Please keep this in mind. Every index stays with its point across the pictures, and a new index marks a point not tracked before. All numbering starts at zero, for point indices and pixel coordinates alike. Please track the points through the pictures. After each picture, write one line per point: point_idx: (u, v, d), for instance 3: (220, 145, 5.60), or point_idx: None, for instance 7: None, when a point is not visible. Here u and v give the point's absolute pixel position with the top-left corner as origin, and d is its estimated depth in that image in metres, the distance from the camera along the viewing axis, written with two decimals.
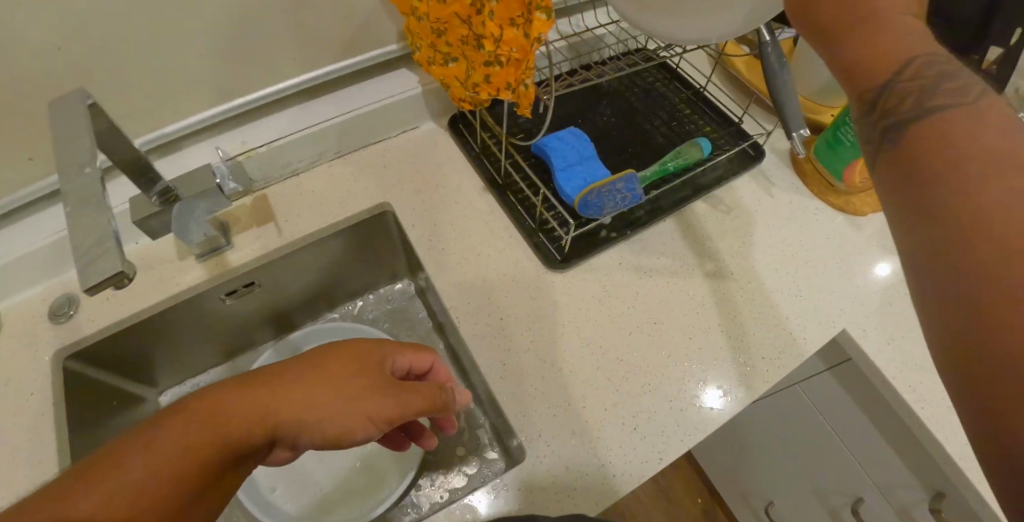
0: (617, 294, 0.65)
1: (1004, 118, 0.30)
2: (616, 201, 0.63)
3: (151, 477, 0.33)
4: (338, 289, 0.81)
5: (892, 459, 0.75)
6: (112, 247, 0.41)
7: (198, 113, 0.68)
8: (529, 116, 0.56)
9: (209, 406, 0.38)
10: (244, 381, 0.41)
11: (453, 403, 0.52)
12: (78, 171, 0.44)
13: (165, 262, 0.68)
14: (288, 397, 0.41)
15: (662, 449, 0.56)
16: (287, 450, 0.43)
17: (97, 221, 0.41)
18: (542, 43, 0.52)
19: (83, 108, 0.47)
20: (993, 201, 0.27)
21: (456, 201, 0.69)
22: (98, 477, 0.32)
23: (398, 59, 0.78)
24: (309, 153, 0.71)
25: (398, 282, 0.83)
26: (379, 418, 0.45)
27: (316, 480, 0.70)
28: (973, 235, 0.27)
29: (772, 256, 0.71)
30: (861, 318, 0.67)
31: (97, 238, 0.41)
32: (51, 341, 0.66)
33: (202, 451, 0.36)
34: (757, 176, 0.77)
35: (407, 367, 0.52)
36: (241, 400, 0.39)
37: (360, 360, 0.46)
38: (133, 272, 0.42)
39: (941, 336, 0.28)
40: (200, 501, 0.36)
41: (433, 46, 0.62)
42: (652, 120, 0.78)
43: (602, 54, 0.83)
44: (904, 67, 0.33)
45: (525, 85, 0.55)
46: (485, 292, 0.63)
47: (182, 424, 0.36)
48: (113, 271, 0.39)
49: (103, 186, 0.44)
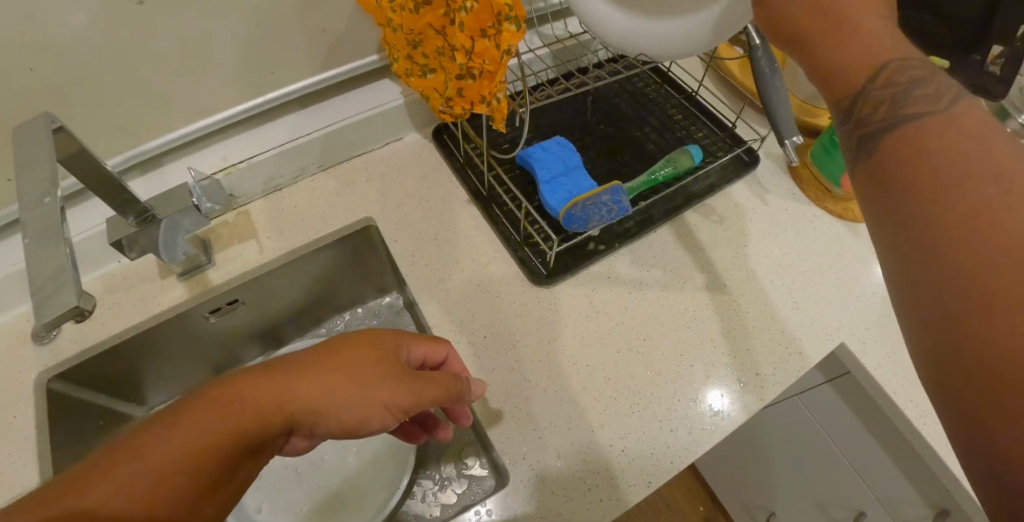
0: (605, 310, 0.62)
1: (981, 128, 0.29)
2: (601, 214, 0.61)
3: (152, 485, 0.32)
4: (325, 304, 0.80)
5: (896, 475, 0.72)
6: (69, 279, 0.42)
7: (177, 130, 0.67)
8: (504, 131, 0.56)
9: (218, 398, 0.37)
10: (253, 372, 0.39)
11: (469, 395, 0.48)
12: (38, 201, 0.44)
13: (147, 281, 0.67)
14: (300, 387, 0.40)
15: (652, 472, 0.54)
16: (303, 438, 0.42)
17: (55, 252, 0.42)
18: (514, 55, 0.51)
19: (48, 133, 0.46)
20: (964, 200, 0.26)
21: (439, 215, 0.67)
22: (103, 476, 0.31)
23: (381, 69, 0.76)
24: (290, 168, 0.70)
25: (386, 295, 0.81)
26: (394, 409, 0.43)
27: (302, 500, 0.69)
28: (962, 238, 0.25)
29: (768, 266, 0.68)
30: (861, 330, 0.64)
31: (54, 270, 0.41)
32: (34, 363, 0.66)
33: (211, 446, 0.34)
34: (752, 182, 0.74)
35: (424, 358, 0.50)
36: (250, 389, 0.38)
37: (375, 350, 0.44)
38: (90, 305, 0.43)
39: (924, 352, 0.27)
40: (212, 495, 0.34)
41: (410, 57, 0.59)
42: (642, 126, 0.76)
43: (591, 59, 0.81)
44: (877, 73, 0.32)
45: (498, 99, 0.55)
46: (467, 309, 0.61)
47: (192, 419, 0.35)
48: (70, 305, 0.41)
49: (64, 215, 0.44)
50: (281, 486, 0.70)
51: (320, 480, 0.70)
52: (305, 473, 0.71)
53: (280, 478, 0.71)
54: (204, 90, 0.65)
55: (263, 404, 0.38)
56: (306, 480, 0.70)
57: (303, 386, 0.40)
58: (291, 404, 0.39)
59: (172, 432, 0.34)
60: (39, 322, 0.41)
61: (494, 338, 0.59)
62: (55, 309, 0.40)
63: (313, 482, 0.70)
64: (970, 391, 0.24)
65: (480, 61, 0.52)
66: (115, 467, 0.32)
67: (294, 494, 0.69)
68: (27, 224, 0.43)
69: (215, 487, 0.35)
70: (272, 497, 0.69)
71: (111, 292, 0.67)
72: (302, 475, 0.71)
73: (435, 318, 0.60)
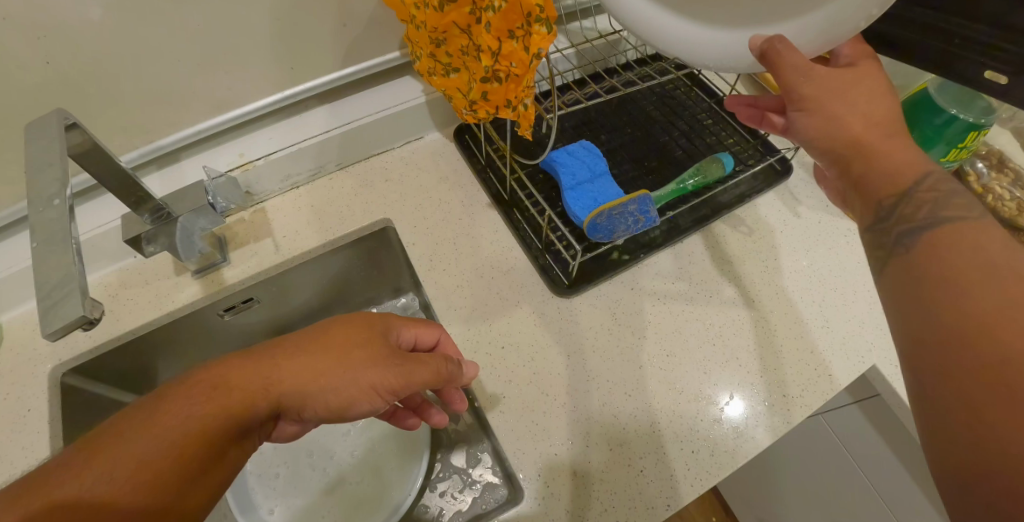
0: (628, 322, 0.60)
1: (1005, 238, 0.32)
2: (628, 224, 0.58)
3: (148, 463, 0.34)
4: (341, 303, 0.78)
5: (923, 503, 0.69)
6: (74, 290, 0.40)
7: (194, 124, 0.65)
8: (530, 137, 0.54)
9: (213, 378, 0.39)
10: (251, 353, 0.41)
11: (462, 376, 0.47)
12: (47, 203, 0.42)
13: (163, 277, 0.67)
14: (287, 369, 0.41)
15: (671, 495, 0.51)
16: (294, 420, 0.43)
17: (64, 260, 0.41)
18: (543, 58, 0.49)
19: (59, 132, 0.45)
20: (992, 305, 0.28)
21: (459, 218, 0.65)
22: (109, 450, 0.34)
23: (403, 66, 0.74)
24: (308, 166, 0.68)
25: (402, 296, 0.80)
26: (382, 389, 0.42)
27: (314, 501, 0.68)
28: (981, 339, 0.28)
29: (799, 281, 0.65)
30: (895, 353, 0.61)
31: (63, 278, 0.40)
32: (50, 356, 0.65)
33: (206, 427, 0.37)
34: (783, 193, 0.72)
35: (416, 340, 0.49)
36: (245, 371, 0.40)
37: (360, 330, 0.44)
38: (96, 314, 0.41)
39: (927, 431, 0.30)
40: (207, 471, 0.36)
41: (432, 55, 0.57)
42: (671, 131, 0.73)
43: (619, 59, 0.78)
44: (918, 183, 0.37)
45: (525, 104, 0.53)
46: (486, 319, 0.59)
47: (185, 398, 0.37)
48: (76, 315, 0.39)
49: (72, 218, 0.43)
50: (288, 483, 0.70)
51: (329, 479, 0.70)
52: (316, 474, 0.70)
53: (287, 476, 0.70)
54: (222, 85, 0.63)
55: (245, 388, 0.39)
56: (316, 480, 0.70)
57: (286, 369, 0.41)
58: (273, 387, 0.40)
59: (158, 415, 0.36)
60: (43, 333, 0.39)
61: (514, 349, 0.58)
62: (60, 319, 0.39)
63: (323, 483, 0.70)
64: (983, 479, 0.26)
65: (506, 64, 0.49)
66: (107, 451, 0.34)
67: (302, 494, 0.69)
68: (35, 226, 0.42)
69: (200, 470, 0.36)
70: (277, 494, 0.69)
71: (126, 289, 0.67)
72: (313, 476, 0.70)
73: (454, 326, 0.58)
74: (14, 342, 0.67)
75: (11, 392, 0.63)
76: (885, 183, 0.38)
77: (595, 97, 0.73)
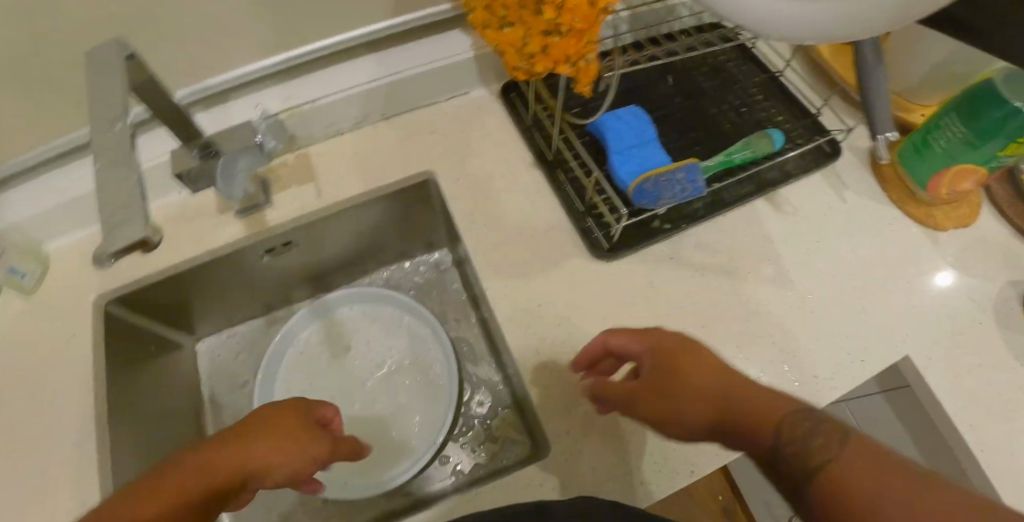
0: (665, 292, 0.60)
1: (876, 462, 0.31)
2: (674, 192, 0.58)
3: None
4: (374, 255, 0.79)
5: None
6: (138, 208, 0.40)
7: (241, 64, 0.65)
8: (589, 91, 0.55)
9: (187, 472, 0.36)
10: (211, 446, 0.39)
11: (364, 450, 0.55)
12: (110, 125, 0.43)
13: (206, 215, 0.68)
14: (249, 453, 0.40)
15: (696, 462, 0.52)
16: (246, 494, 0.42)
17: (124, 182, 0.41)
18: (607, 12, 0.50)
19: (119, 61, 0.45)
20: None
21: (502, 177, 0.65)
22: None
23: (453, 19, 0.73)
24: (353, 113, 0.68)
25: (433, 252, 0.80)
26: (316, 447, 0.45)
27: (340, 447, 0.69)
28: None
29: (839, 265, 0.65)
30: (930, 345, 0.60)
31: (124, 200, 0.40)
32: (95, 284, 0.67)
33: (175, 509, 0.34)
34: (829, 175, 0.70)
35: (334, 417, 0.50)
36: (218, 460, 0.38)
37: (288, 417, 0.44)
38: (156, 238, 0.40)
39: None
40: None
41: (487, 7, 0.53)
42: (720, 104, 0.72)
43: (672, 26, 0.76)
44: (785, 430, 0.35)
45: (585, 60, 0.54)
46: (524, 277, 0.59)
47: (146, 504, 0.33)
48: (135, 237, 0.38)
49: (133, 142, 0.44)
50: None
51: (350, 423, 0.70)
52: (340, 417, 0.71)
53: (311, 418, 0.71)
54: (273, 26, 0.62)
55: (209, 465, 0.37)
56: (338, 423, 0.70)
57: (239, 454, 0.39)
58: (244, 469, 0.39)
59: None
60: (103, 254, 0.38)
61: (551, 308, 0.58)
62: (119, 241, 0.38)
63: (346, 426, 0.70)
64: None
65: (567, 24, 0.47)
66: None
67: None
68: (98, 150, 0.42)
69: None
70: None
71: (170, 224, 0.68)
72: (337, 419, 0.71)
73: (493, 282, 0.59)
74: (63, 270, 0.69)
75: (60, 316, 0.66)
76: (717, 425, 0.38)
77: (647, 63, 0.71)
